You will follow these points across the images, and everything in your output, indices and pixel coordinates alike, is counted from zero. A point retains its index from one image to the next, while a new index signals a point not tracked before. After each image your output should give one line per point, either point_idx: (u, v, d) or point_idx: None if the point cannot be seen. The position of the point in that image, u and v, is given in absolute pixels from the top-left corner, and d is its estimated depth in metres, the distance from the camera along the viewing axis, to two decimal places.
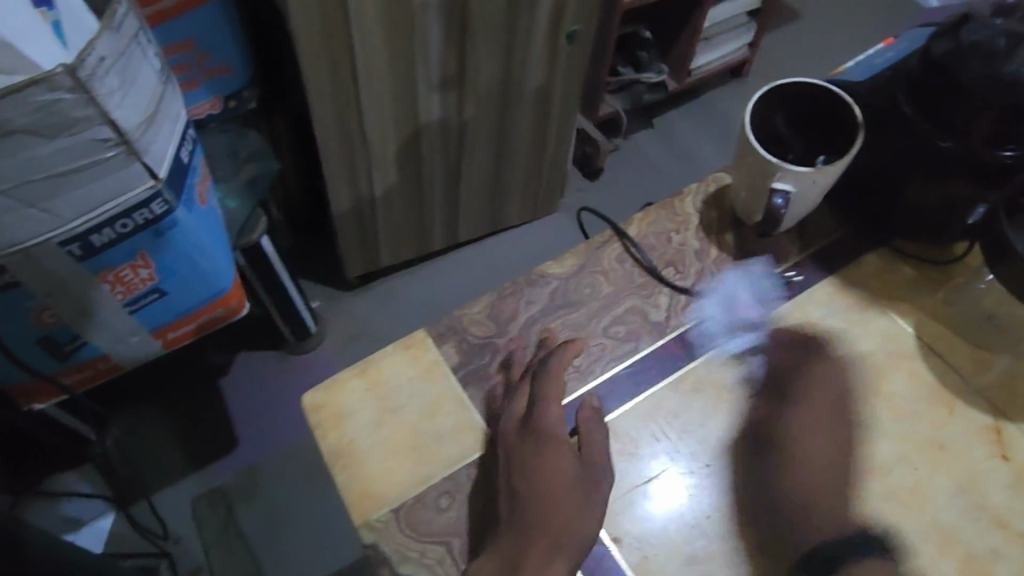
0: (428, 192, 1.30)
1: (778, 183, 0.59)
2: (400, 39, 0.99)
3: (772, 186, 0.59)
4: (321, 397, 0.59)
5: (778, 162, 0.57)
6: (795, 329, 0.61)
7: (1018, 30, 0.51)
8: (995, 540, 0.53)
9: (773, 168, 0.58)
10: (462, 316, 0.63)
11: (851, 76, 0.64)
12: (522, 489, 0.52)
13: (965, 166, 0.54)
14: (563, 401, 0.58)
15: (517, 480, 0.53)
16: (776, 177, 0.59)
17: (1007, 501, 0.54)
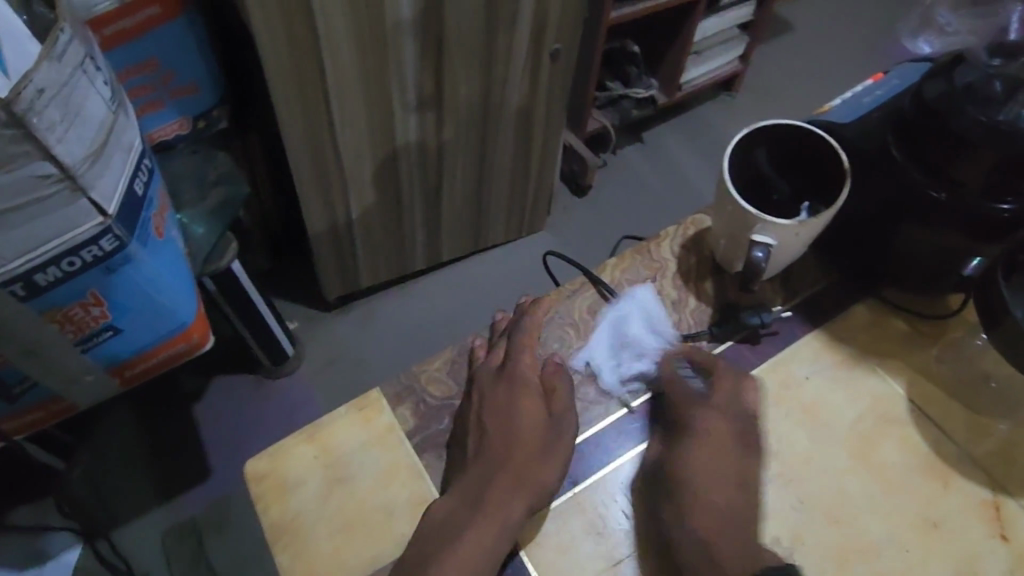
0: (407, 211, 1.34)
1: (756, 236, 0.54)
2: (374, 57, 1.03)
3: (750, 238, 0.54)
4: (265, 464, 0.51)
5: (757, 215, 0.53)
6: (775, 389, 0.55)
7: (1016, 72, 0.48)
8: None
9: (753, 222, 0.53)
10: (420, 372, 0.56)
11: (834, 117, 0.60)
12: (476, 461, 0.51)
13: (960, 221, 0.51)
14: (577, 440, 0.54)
15: (471, 473, 0.50)
16: (752, 231, 0.54)
17: None
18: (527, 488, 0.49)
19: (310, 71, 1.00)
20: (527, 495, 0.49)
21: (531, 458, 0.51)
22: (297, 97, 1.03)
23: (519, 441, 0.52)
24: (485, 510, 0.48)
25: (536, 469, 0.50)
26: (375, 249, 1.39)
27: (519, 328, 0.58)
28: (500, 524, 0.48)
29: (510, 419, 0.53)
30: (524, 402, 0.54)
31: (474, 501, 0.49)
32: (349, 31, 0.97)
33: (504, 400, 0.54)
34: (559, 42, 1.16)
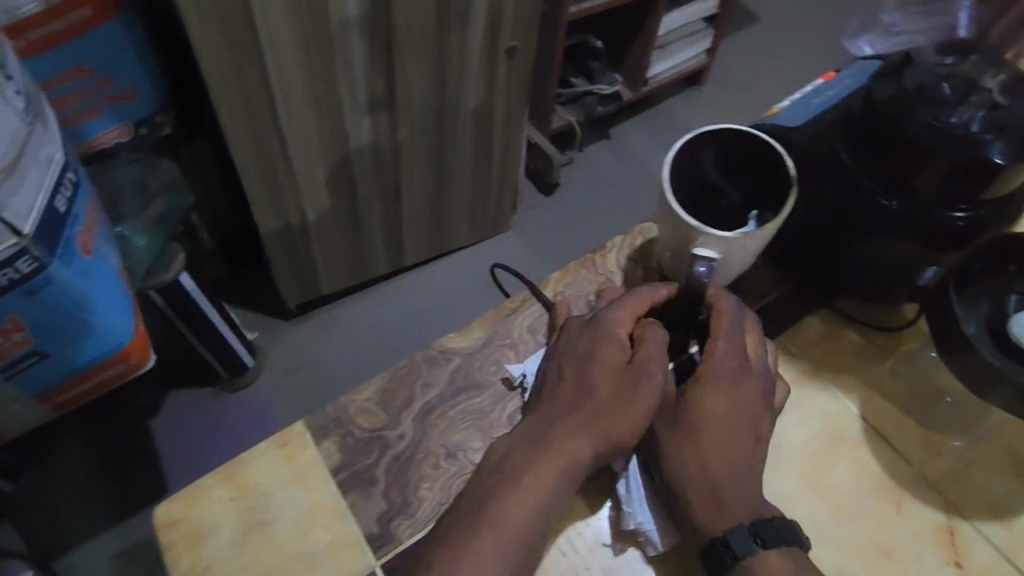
0: (365, 216, 1.30)
1: (700, 250, 0.51)
2: (320, 57, 0.98)
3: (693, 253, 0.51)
4: (176, 509, 0.47)
5: (699, 227, 0.50)
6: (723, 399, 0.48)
7: (959, 71, 0.47)
8: None
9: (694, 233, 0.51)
10: (348, 402, 0.52)
11: (781, 121, 0.57)
12: (545, 406, 0.50)
13: (912, 230, 0.49)
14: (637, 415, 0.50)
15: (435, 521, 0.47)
16: (695, 243, 0.51)
17: None
18: (600, 431, 0.48)
19: (252, 74, 0.95)
20: (592, 437, 0.47)
21: (605, 404, 0.48)
22: (239, 101, 0.98)
23: (595, 385, 0.49)
24: (549, 449, 0.47)
25: (611, 413, 0.48)
26: (334, 255, 1.35)
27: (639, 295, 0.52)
28: (564, 463, 0.47)
29: (587, 364, 0.50)
30: (606, 348, 0.50)
31: (536, 443, 0.48)
32: (291, 31, 0.93)
33: (580, 349, 0.51)
34: (516, 39, 1.12)
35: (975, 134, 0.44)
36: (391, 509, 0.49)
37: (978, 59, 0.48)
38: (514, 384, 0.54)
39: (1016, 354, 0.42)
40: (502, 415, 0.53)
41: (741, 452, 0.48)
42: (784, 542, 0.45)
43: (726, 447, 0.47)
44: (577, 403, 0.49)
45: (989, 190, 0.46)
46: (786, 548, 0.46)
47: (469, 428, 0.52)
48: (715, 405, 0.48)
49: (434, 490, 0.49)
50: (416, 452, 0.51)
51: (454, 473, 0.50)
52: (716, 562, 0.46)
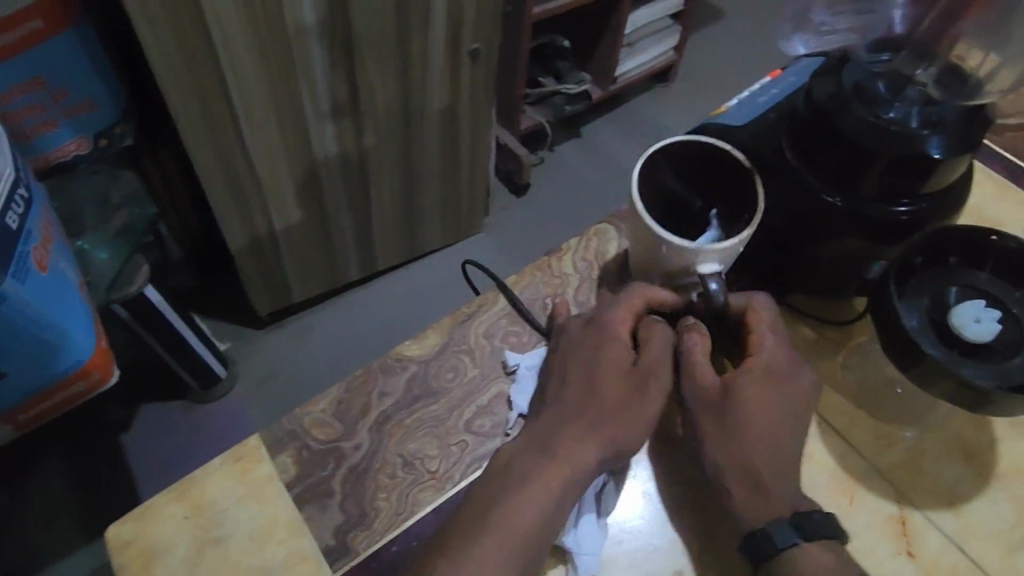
0: (335, 221, 1.29)
1: (701, 267, 0.50)
2: (280, 64, 0.97)
3: (696, 270, 0.51)
4: (128, 530, 0.46)
5: (696, 248, 0.49)
6: (767, 390, 0.48)
7: (895, 71, 0.49)
8: None
9: (691, 257, 0.49)
10: (304, 414, 0.52)
11: (731, 119, 0.57)
12: (552, 406, 0.50)
13: (858, 226, 0.50)
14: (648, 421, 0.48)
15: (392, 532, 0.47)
16: (679, 262, 0.51)
17: None
18: (608, 435, 0.47)
19: (210, 84, 0.94)
20: (597, 442, 0.47)
21: (612, 406, 0.48)
22: (198, 110, 0.97)
23: (602, 386, 0.49)
24: (554, 457, 0.47)
25: (619, 416, 0.48)
26: (305, 262, 1.33)
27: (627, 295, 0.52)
28: (568, 472, 0.46)
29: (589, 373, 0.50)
30: (610, 352, 0.50)
31: (542, 449, 0.47)
32: (248, 39, 0.92)
33: (586, 351, 0.51)
34: (478, 41, 1.12)
35: (914, 131, 0.45)
36: (348, 523, 0.48)
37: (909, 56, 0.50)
38: (507, 370, 0.55)
39: (958, 345, 0.44)
40: (459, 422, 0.52)
41: (785, 439, 0.48)
42: (826, 536, 0.45)
43: (771, 437, 0.47)
44: (584, 404, 0.49)
45: (929, 182, 0.48)
46: (825, 541, 0.46)
47: (427, 435, 0.52)
48: (757, 397, 0.48)
49: (391, 500, 0.49)
50: (372, 462, 0.50)
51: (411, 483, 0.50)
52: (756, 554, 0.46)
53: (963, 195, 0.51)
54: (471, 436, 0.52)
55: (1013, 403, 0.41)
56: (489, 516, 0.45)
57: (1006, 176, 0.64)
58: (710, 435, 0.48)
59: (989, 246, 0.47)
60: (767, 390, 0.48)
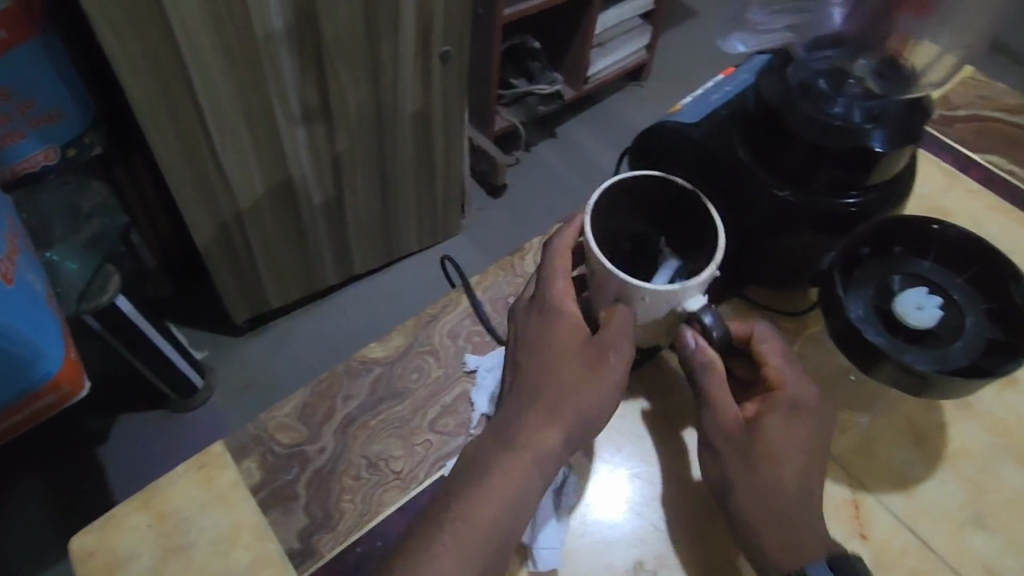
0: (310, 226, 1.29)
1: (688, 304, 0.47)
2: (248, 70, 0.97)
3: (682, 309, 0.47)
4: (92, 540, 0.46)
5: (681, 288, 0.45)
6: (792, 426, 0.48)
7: (832, 70, 0.50)
8: None
9: (675, 298, 0.46)
10: (268, 419, 0.53)
11: (684, 118, 0.58)
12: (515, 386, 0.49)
13: (807, 219, 0.51)
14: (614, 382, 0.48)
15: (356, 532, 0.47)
16: (653, 311, 0.47)
17: None
18: (571, 415, 0.47)
19: (177, 92, 0.94)
20: (562, 424, 0.47)
21: (569, 379, 0.47)
22: (167, 118, 0.96)
23: (562, 364, 0.48)
24: (513, 445, 0.47)
25: (580, 390, 0.47)
26: (281, 267, 1.33)
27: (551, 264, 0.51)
28: (530, 461, 0.46)
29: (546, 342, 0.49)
30: (565, 325, 0.49)
31: (501, 438, 0.47)
32: (215, 46, 0.92)
33: (537, 329, 0.50)
34: (448, 44, 1.13)
35: (855, 125, 0.47)
36: (314, 525, 0.49)
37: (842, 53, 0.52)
38: (469, 370, 0.55)
39: (902, 331, 0.45)
40: (423, 421, 0.53)
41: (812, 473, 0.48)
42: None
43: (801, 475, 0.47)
44: (543, 381, 0.48)
45: (874, 175, 0.49)
46: None
47: (391, 436, 0.52)
48: (786, 432, 0.47)
49: (356, 501, 0.49)
50: (336, 464, 0.51)
51: (376, 483, 0.50)
52: None
53: (908, 187, 0.53)
54: (437, 435, 0.52)
55: (951, 386, 0.42)
56: (453, 513, 0.45)
57: (956, 167, 0.66)
58: (738, 473, 0.47)
59: (930, 235, 0.49)
60: (795, 424, 0.48)
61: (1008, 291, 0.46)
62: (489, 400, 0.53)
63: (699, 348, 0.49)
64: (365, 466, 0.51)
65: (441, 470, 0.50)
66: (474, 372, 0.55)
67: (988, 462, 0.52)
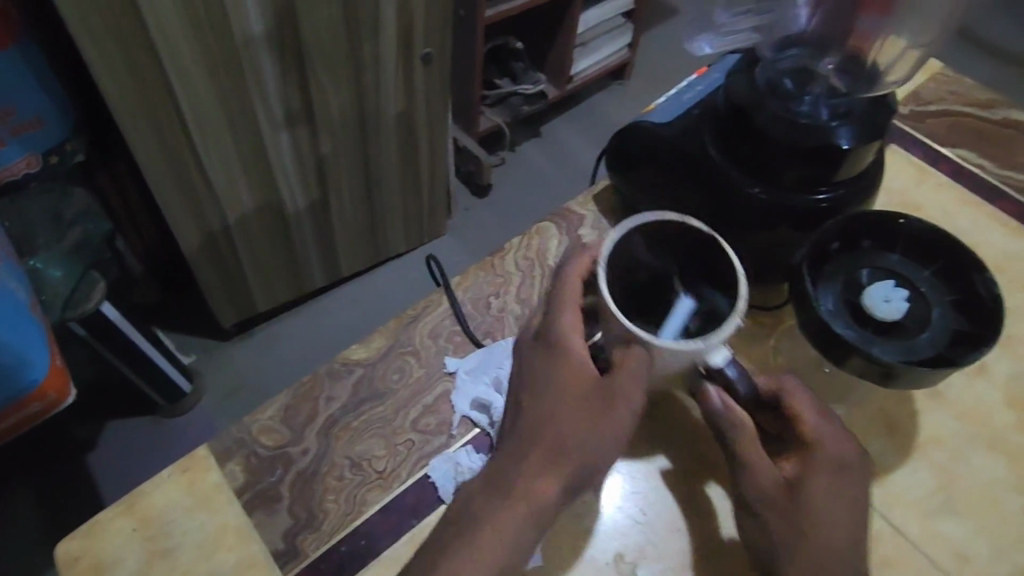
0: (296, 230, 1.29)
1: (710, 357, 0.46)
2: (229, 75, 0.97)
3: (704, 363, 0.46)
4: (76, 546, 0.47)
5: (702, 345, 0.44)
6: (835, 480, 0.46)
7: (797, 70, 0.52)
8: None
9: (697, 353, 0.45)
10: (251, 422, 0.53)
11: (657, 118, 0.59)
12: (512, 431, 0.47)
13: (779, 215, 0.53)
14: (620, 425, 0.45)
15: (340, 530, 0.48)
16: (671, 361, 0.45)
17: None
18: (575, 463, 0.45)
19: (158, 97, 0.94)
20: (562, 475, 0.45)
21: (572, 428, 0.45)
22: (149, 123, 0.96)
23: (565, 413, 0.46)
24: (509, 496, 0.44)
25: (581, 439, 0.45)
26: (267, 270, 1.33)
27: (560, 294, 0.49)
28: (526, 511, 0.44)
29: (549, 385, 0.47)
30: (573, 368, 0.47)
31: (496, 485, 0.45)
32: (196, 51, 0.92)
33: (542, 368, 0.48)
34: (430, 45, 1.13)
35: (822, 123, 0.48)
36: (298, 526, 0.49)
37: (803, 51, 0.54)
38: (452, 371, 0.56)
39: (869, 323, 0.46)
40: (406, 421, 0.54)
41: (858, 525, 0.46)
42: None
43: (845, 531, 0.45)
44: (544, 429, 0.46)
45: (842, 171, 0.51)
46: None
47: (374, 437, 0.53)
48: (832, 489, 0.46)
49: (340, 501, 0.50)
50: (320, 465, 0.52)
51: (359, 483, 0.51)
52: None
53: (876, 182, 0.54)
54: (420, 433, 0.53)
55: (916, 375, 0.44)
56: None
57: (927, 161, 0.67)
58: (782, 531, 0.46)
59: (898, 229, 0.50)
60: (835, 480, 0.47)
61: (973, 284, 0.48)
62: (471, 400, 0.54)
63: (726, 407, 0.48)
64: (349, 467, 0.51)
65: (424, 469, 0.51)
66: (456, 372, 0.56)
67: (958, 449, 0.53)
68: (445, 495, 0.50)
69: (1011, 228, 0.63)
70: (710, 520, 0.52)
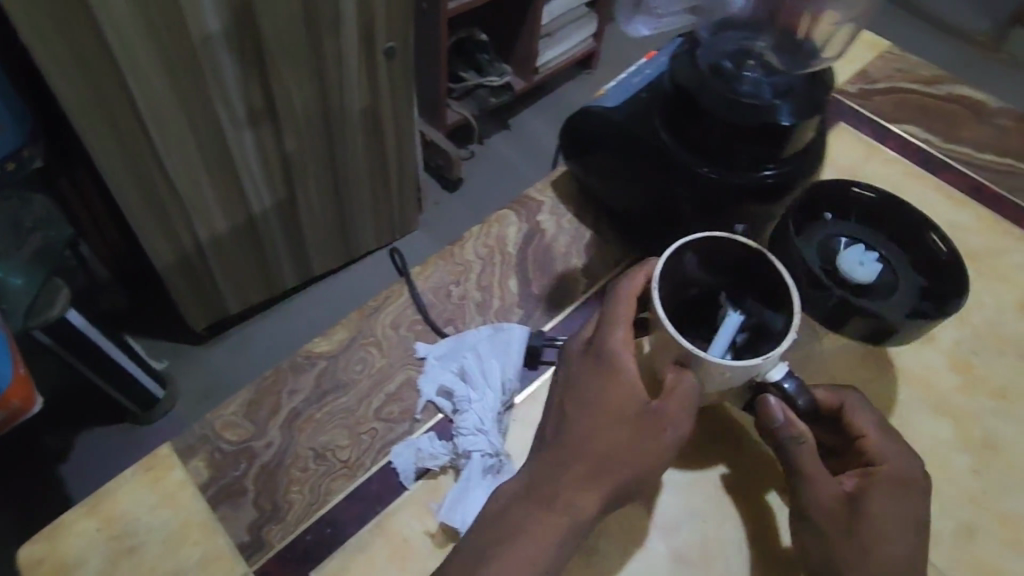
0: (264, 230, 1.28)
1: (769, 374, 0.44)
2: (188, 75, 0.96)
3: (761, 377, 0.44)
4: (39, 548, 0.46)
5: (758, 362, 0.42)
6: (897, 494, 0.46)
7: (736, 52, 0.53)
8: None
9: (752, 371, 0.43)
10: (214, 418, 0.53)
11: (608, 102, 0.60)
12: (552, 443, 0.46)
13: (728, 194, 0.54)
14: (666, 446, 0.44)
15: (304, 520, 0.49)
16: (722, 380, 0.44)
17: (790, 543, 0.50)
18: (618, 481, 0.44)
19: (116, 99, 0.92)
20: (601, 493, 0.44)
21: (616, 445, 0.44)
22: (107, 126, 0.95)
23: (609, 430, 0.44)
24: (548, 510, 0.44)
25: (625, 459, 0.44)
26: (237, 271, 1.32)
27: (611, 310, 0.47)
28: (563, 528, 0.44)
29: (597, 402, 0.45)
30: (622, 386, 0.45)
31: (535, 495, 0.44)
32: (152, 51, 0.90)
33: (587, 383, 0.46)
34: (392, 40, 1.12)
35: (762, 102, 0.49)
36: (264, 518, 0.49)
37: (736, 33, 0.55)
38: (417, 359, 0.56)
39: None
40: (369, 411, 0.54)
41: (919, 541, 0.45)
42: None
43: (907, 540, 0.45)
44: (586, 444, 0.45)
45: (785, 147, 0.52)
46: None
47: (338, 427, 0.53)
48: (898, 503, 0.46)
49: (304, 492, 0.50)
50: (284, 457, 0.52)
51: (323, 474, 0.51)
52: None
53: (819, 158, 0.55)
54: (384, 420, 0.54)
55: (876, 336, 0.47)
56: None
57: (874, 137, 0.69)
58: (842, 541, 0.45)
59: None
60: (898, 495, 0.46)
61: (926, 240, 0.54)
62: (437, 386, 0.55)
63: (787, 421, 0.45)
64: (313, 457, 0.52)
65: (387, 456, 0.51)
66: (418, 361, 0.56)
67: (908, 414, 0.55)
68: (407, 480, 0.50)
69: (955, 199, 0.65)
70: (769, 528, 0.51)
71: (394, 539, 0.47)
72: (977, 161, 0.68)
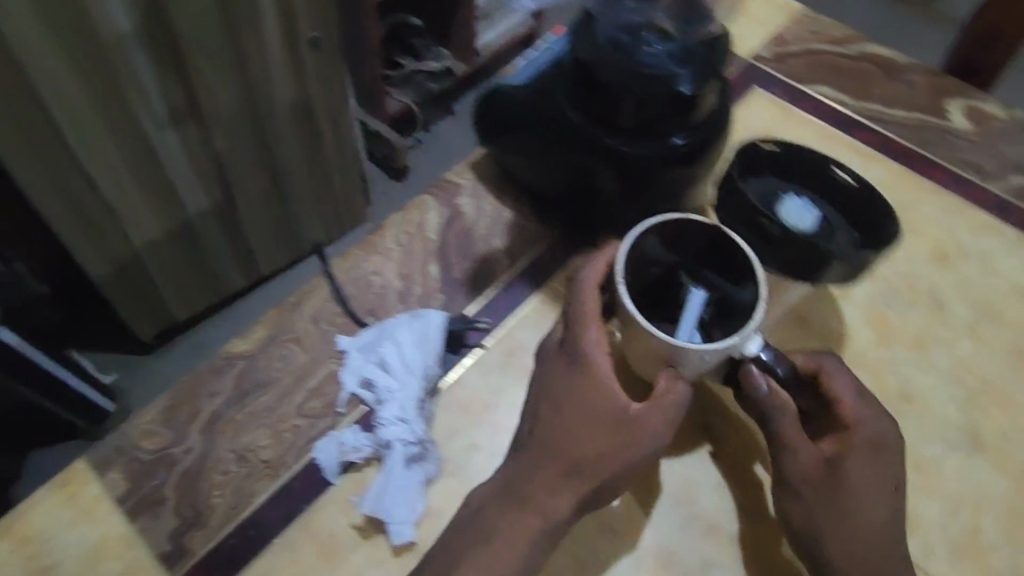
0: (202, 231, 1.25)
1: (744, 348, 0.44)
2: (100, 79, 0.92)
3: (739, 352, 0.44)
4: None
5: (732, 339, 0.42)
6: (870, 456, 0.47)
7: (633, 24, 0.52)
8: (707, 549, 0.51)
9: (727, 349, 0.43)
10: (131, 428, 0.52)
11: (517, 80, 0.60)
12: (529, 446, 0.47)
13: (641, 163, 0.53)
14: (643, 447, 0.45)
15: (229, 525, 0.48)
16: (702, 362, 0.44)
17: (717, 507, 0.52)
18: (595, 480, 0.45)
19: (25, 109, 0.88)
20: (574, 493, 0.45)
21: (592, 447, 0.45)
22: (17, 138, 0.90)
23: (586, 434, 0.45)
24: (523, 510, 0.46)
25: (602, 461, 0.45)
26: (178, 275, 1.29)
27: (578, 311, 0.46)
28: (535, 528, 0.45)
29: (577, 405, 0.46)
30: (600, 390, 0.45)
31: (509, 495, 0.46)
32: (58, 57, 0.86)
33: (562, 386, 0.46)
34: (316, 30, 1.06)
35: (660, 72, 0.49)
36: (186, 526, 0.48)
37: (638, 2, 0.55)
38: (338, 353, 0.56)
39: None
40: (291, 408, 0.53)
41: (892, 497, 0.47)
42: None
43: (877, 502, 0.46)
44: (564, 446, 0.46)
45: (691, 113, 0.52)
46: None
47: (260, 428, 0.52)
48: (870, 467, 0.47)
49: (226, 496, 0.49)
50: (204, 462, 0.51)
51: (246, 475, 0.50)
52: None
53: (727, 122, 0.56)
54: (307, 416, 0.53)
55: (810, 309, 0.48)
56: None
57: (786, 100, 0.70)
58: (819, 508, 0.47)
59: None
60: (871, 459, 0.47)
61: (831, 175, 0.57)
62: (358, 378, 0.54)
63: (767, 389, 0.46)
64: (235, 460, 0.51)
65: (309, 456, 0.51)
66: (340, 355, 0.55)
67: None
68: (330, 475, 0.50)
69: (867, 156, 0.66)
70: (756, 498, 0.53)
71: (321, 538, 0.48)
72: (887, 117, 0.69)
